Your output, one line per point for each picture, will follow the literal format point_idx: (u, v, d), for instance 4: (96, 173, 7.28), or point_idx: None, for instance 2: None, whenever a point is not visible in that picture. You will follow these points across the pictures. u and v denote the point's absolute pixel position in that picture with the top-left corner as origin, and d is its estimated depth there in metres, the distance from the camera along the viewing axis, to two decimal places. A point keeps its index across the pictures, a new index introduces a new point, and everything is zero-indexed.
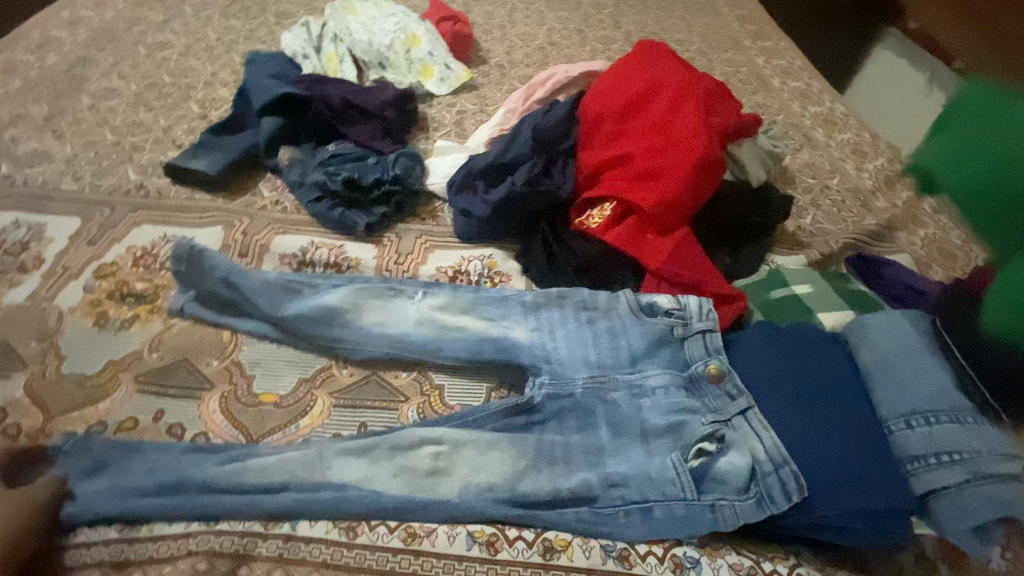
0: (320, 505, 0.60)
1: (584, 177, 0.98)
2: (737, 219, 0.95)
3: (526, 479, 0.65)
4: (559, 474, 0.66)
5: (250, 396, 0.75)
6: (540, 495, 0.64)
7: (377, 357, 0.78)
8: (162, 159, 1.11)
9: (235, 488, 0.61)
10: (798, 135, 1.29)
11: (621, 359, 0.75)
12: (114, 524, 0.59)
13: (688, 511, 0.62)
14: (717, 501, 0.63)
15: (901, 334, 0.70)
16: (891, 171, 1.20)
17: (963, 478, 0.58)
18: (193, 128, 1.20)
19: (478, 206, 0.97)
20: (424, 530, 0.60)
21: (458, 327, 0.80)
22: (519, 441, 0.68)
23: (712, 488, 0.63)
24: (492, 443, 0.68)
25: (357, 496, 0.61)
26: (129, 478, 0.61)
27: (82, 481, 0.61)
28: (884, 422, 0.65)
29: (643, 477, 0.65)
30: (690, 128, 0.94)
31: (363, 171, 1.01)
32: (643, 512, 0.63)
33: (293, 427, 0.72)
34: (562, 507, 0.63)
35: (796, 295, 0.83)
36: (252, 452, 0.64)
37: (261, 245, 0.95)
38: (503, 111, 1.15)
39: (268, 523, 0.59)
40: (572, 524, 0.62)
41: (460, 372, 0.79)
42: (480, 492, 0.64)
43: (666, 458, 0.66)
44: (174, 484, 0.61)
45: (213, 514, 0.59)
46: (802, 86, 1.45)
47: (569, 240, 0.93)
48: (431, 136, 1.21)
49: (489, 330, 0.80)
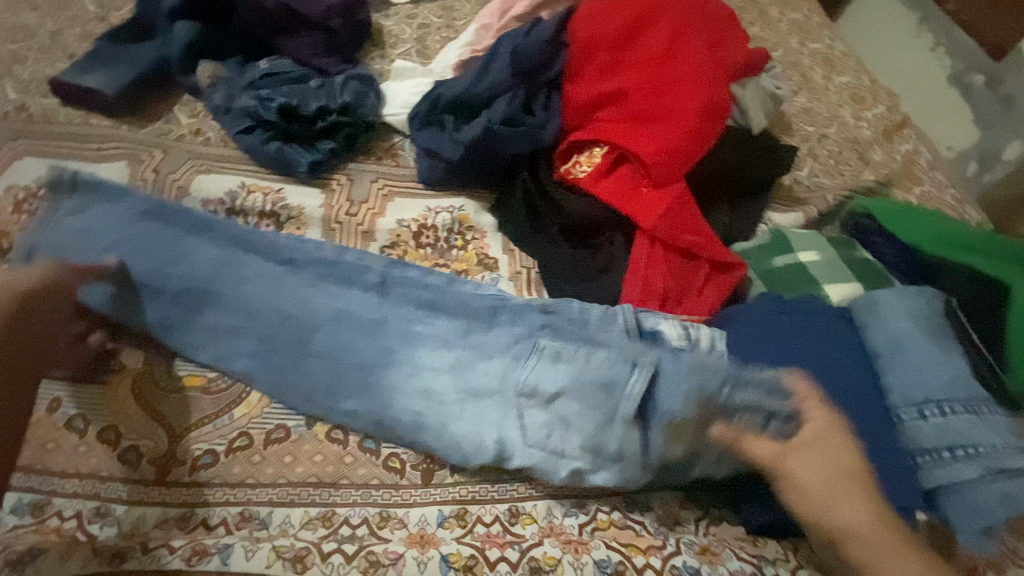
0: (324, 300, 0.63)
1: (570, 117, 0.84)
2: (737, 170, 0.85)
3: (473, 415, 0.59)
4: (529, 328, 0.63)
5: (170, 379, 0.61)
6: (492, 329, 0.63)
7: (315, 358, 0.61)
8: (48, 73, 0.87)
9: (202, 235, 0.65)
10: (797, 75, 1.17)
11: (592, 383, 0.57)
12: (116, 283, 0.61)
13: (608, 402, 0.57)
14: (679, 394, 0.56)
15: (915, 312, 0.62)
16: (891, 121, 1.12)
17: (976, 474, 0.53)
18: (90, 34, 0.95)
19: (446, 145, 0.82)
20: (388, 559, 0.52)
21: (427, 334, 0.63)
22: (485, 333, 0.63)
23: (652, 406, 0.57)
24: (442, 339, 0.63)
25: (350, 302, 0.63)
26: (117, 212, 0.66)
27: (122, 213, 0.65)
28: (894, 409, 0.58)
29: (593, 377, 0.58)
30: (694, 62, 0.82)
31: (304, 96, 0.84)
32: (601, 389, 0.57)
33: (225, 418, 0.60)
34: (533, 372, 0.59)
35: (801, 263, 0.75)
36: (187, 237, 0.65)
37: (179, 187, 0.78)
38: (474, 28, 0.96)
39: (191, 558, 0.49)
40: (517, 332, 0.63)
41: (435, 362, 0.61)
42: (457, 326, 0.64)
43: (610, 424, 0.56)
44: (213, 226, 0.66)
45: (207, 325, 0.61)
46: (802, 18, 1.31)
47: (554, 192, 0.81)
48: (388, 54, 1.02)
49: (469, 327, 0.63)
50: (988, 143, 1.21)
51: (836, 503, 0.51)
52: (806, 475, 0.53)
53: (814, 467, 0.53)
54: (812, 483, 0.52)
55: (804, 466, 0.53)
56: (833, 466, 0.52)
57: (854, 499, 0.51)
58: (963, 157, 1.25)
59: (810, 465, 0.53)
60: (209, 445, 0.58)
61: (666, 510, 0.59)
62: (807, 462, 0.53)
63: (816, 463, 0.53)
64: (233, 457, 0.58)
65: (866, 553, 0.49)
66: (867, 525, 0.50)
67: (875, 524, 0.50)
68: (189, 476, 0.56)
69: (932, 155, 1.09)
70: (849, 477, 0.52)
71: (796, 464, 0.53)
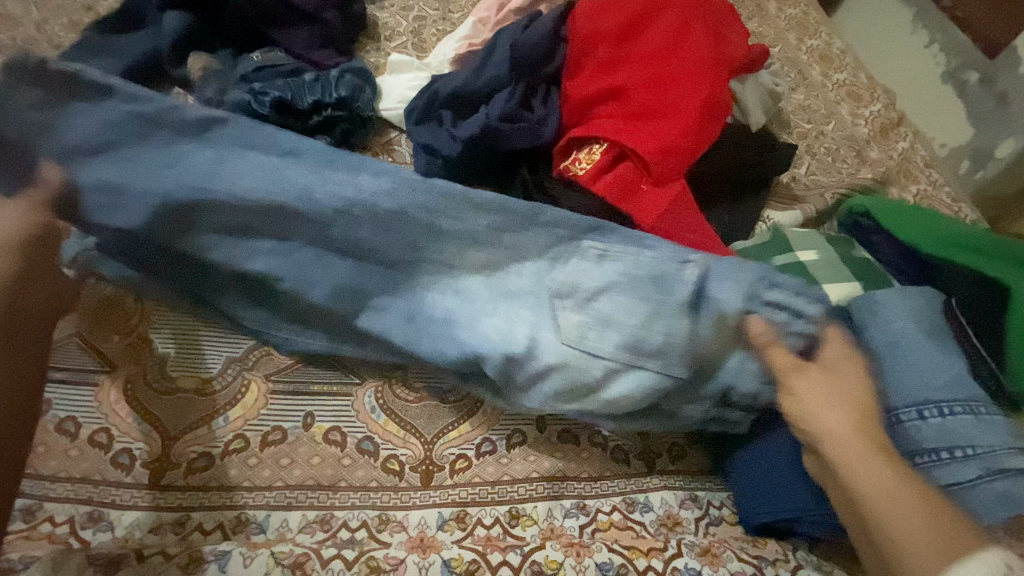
0: (362, 205, 0.55)
1: (570, 112, 0.83)
2: (735, 168, 0.85)
3: (510, 305, 0.58)
4: (572, 232, 0.59)
5: (164, 380, 0.60)
6: (535, 235, 0.59)
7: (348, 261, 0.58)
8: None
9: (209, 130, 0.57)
10: (794, 72, 1.17)
11: (640, 280, 0.57)
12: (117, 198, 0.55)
13: (657, 296, 0.56)
14: (730, 289, 0.54)
15: (914, 312, 0.62)
16: (888, 118, 1.12)
17: (975, 474, 0.53)
18: (76, 25, 0.92)
19: (443, 141, 0.81)
20: (389, 564, 0.50)
21: (463, 239, 0.58)
22: (526, 237, 0.59)
23: (707, 298, 0.55)
24: (477, 241, 0.58)
25: (376, 197, 0.56)
26: (96, 107, 0.55)
27: (95, 108, 0.55)
28: (893, 410, 0.58)
29: (637, 276, 0.57)
30: (696, 59, 0.81)
31: (298, 89, 0.82)
32: (647, 283, 0.56)
33: (221, 419, 0.59)
34: (571, 271, 0.58)
35: (800, 262, 0.75)
36: (192, 132, 0.56)
37: None
38: (471, 21, 0.95)
39: (188, 564, 0.47)
40: (560, 233, 0.59)
41: (473, 268, 0.59)
42: (494, 227, 0.59)
43: (661, 319, 0.55)
44: (217, 125, 0.57)
45: (229, 225, 0.56)
46: (799, 13, 1.30)
47: (553, 189, 0.80)
48: (383, 47, 1.00)
49: (508, 232, 0.58)
50: (981, 140, 1.21)
51: (822, 416, 0.50)
52: (804, 393, 0.52)
53: (815, 389, 0.52)
54: (814, 402, 0.51)
55: (807, 386, 0.52)
56: (836, 390, 0.51)
57: (847, 415, 0.49)
58: (956, 155, 1.25)
59: (814, 383, 0.52)
60: (205, 448, 0.57)
61: (667, 510, 0.59)
62: (815, 383, 0.52)
63: (823, 385, 0.52)
64: (228, 459, 0.57)
65: (847, 460, 0.47)
66: (851, 437, 0.48)
67: (853, 436, 0.48)
68: (182, 480, 0.55)
69: (928, 153, 1.09)
70: (852, 402, 0.51)
71: (796, 387, 0.52)
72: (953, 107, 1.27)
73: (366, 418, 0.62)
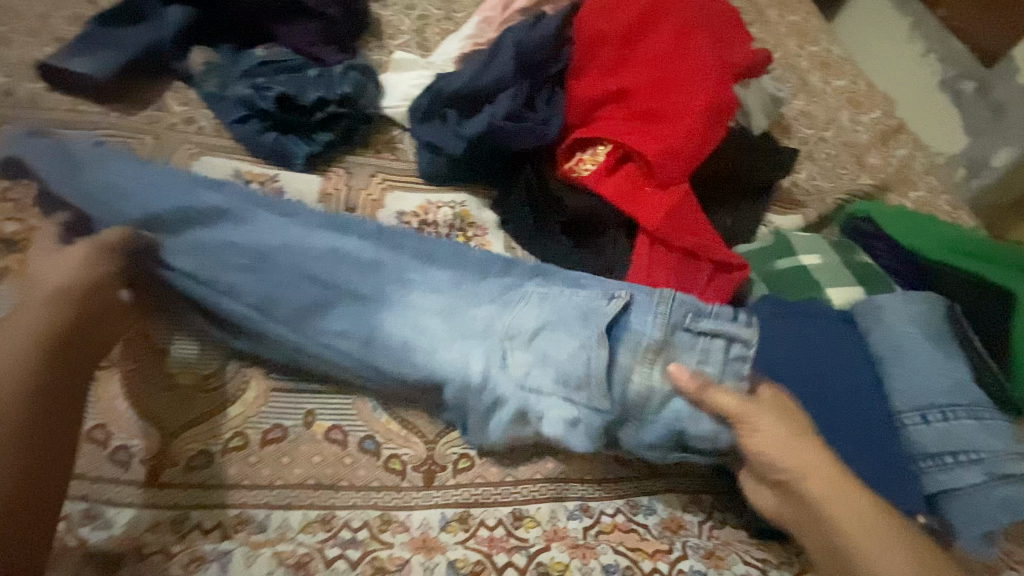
0: (315, 241, 0.62)
1: (574, 113, 0.83)
2: (739, 171, 0.85)
3: (460, 341, 0.59)
4: (518, 273, 0.65)
5: (161, 375, 0.59)
6: (493, 282, 0.64)
7: (295, 294, 0.58)
8: (35, 56, 0.83)
9: (186, 179, 0.64)
10: (795, 78, 1.17)
11: (581, 316, 0.60)
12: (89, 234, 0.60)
13: (574, 349, 0.58)
14: (650, 320, 0.59)
15: (920, 318, 0.63)
16: (887, 126, 1.13)
17: (980, 479, 0.53)
18: (79, 17, 0.90)
19: (447, 139, 0.81)
20: None
21: (421, 282, 0.62)
22: (480, 284, 0.63)
23: (628, 326, 0.59)
24: (432, 287, 0.62)
25: (348, 246, 0.62)
26: (80, 158, 0.62)
27: (77, 160, 0.63)
28: (898, 414, 0.58)
29: (574, 312, 0.60)
30: (700, 62, 0.81)
31: (302, 87, 0.82)
32: (579, 318, 0.59)
33: (221, 416, 0.58)
34: (517, 312, 0.61)
35: (803, 267, 0.75)
36: (165, 182, 0.63)
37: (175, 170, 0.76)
38: (475, 21, 0.94)
39: None
40: (509, 279, 0.64)
41: (422, 309, 0.60)
42: (451, 275, 0.64)
43: (592, 352, 0.57)
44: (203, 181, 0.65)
45: (193, 261, 0.59)
46: (799, 21, 1.31)
47: (558, 190, 0.80)
48: (386, 45, 0.99)
49: (461, 277, 0.64)
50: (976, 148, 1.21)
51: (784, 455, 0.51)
52: (766, 431, 0.52)
53: (770, 431, 0.52)
54: (772, 442, 0.52)
55: (766, 427, 0.52)
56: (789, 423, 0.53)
57: (804, 448, 0.51)
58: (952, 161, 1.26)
59: (772, 422, 0.53)
60: (204, 445, 0.56)
61: (670, 513, 0.59)
62: (767, 422, 0.53)
63: (774, 423, 0.53)
64: (228, 457, 0.56)
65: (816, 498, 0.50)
66: (817, 474, 0.50)
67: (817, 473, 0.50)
68: (181, 478, 0.54)
69: (927, 161, 1.10)
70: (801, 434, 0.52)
71: (758, 425, 0.53)
72: (948, 112, 1.27)
73: (367, 417, 0.61)
